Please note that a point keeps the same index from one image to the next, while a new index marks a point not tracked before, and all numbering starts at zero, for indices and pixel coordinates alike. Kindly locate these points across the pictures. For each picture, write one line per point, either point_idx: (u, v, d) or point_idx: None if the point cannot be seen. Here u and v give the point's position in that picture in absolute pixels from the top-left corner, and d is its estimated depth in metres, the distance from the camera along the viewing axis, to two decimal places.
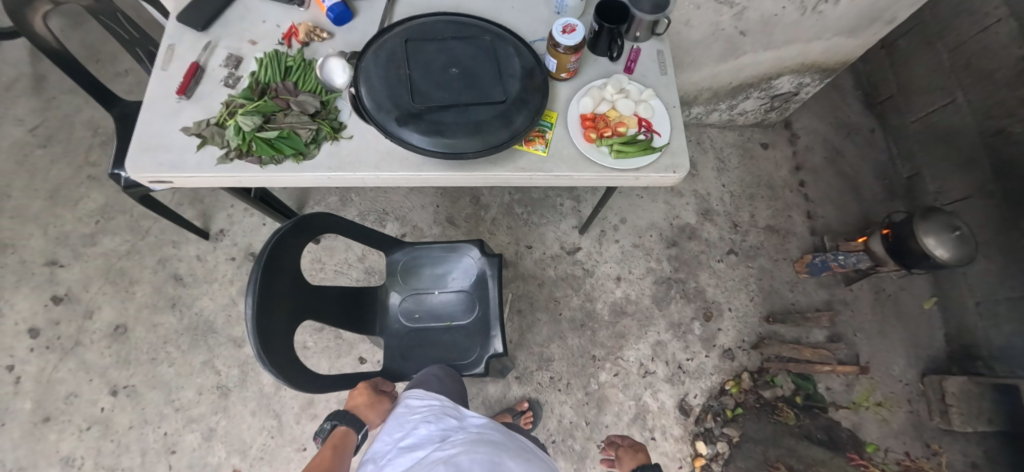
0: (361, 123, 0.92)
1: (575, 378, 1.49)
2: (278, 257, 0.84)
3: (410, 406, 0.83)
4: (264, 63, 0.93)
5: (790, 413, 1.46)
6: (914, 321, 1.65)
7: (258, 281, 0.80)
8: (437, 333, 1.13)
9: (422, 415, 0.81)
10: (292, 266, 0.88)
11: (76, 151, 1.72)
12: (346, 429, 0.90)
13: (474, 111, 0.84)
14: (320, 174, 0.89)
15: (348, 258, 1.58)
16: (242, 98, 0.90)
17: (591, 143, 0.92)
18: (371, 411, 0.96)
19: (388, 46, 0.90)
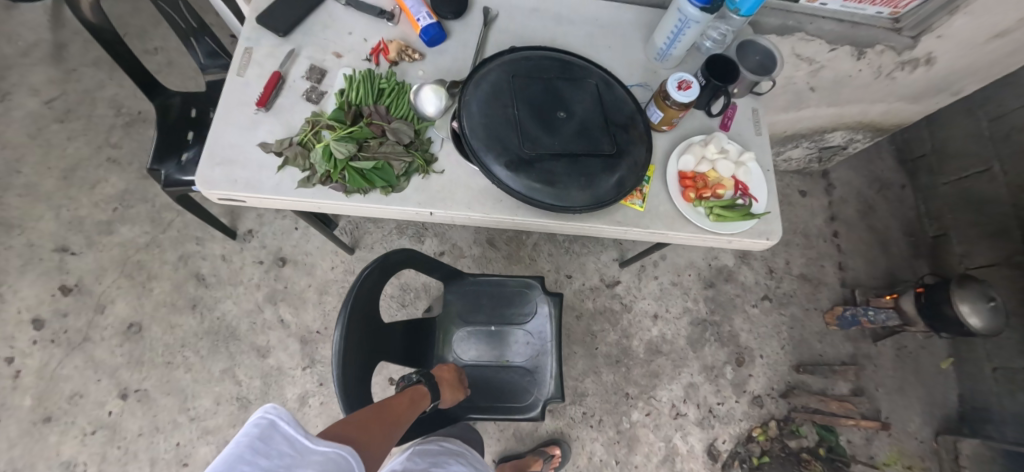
0: (453, 157, 0.88)
1: (608, 415, 1.47)
2: (360, 300, 0.79)
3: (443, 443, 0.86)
4: (356, 83, 0.88)
5: (817, 466, 1.48)
6: (933, 380, 1.68)
7: (346, 326, 0.76)
8: (492, 370, 1.10)
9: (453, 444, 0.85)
10: (371, 307, 0.83)
11: (97, 130, 1.62)
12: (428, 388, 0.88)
13: (584, 162, 0.82)
14: (409, 209, 0.85)
15: None
16: (333, 120, 0.85)
17: (689, 202, 0.90)
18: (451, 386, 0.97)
19: (492, 77, 0.85)
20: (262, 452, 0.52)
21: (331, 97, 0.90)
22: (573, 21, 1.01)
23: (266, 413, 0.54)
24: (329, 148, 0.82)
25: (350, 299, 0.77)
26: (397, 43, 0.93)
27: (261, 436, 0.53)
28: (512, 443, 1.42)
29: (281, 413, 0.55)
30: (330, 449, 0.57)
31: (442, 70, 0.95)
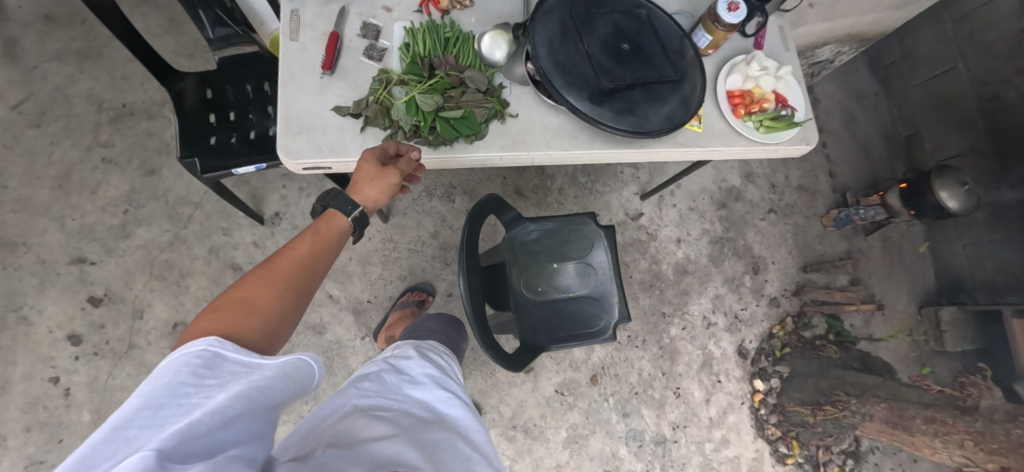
0: (524, 100, 0.92)
1: (649, 335, 1.61)
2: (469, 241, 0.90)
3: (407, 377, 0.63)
4: (422, 34, 0.88)
5: (832, 349, 1.66)
6: (911, 262, 1.92)
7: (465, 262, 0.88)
8: (561, 304, 1.18)
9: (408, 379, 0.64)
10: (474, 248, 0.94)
11: (83, 130, 1.50)
12: (336, 210, 0.69)
13: (656, 89, 0.88)
14: (494, 154, 0.89)
15: (421, 236, 1.55)
16: (409, 74, 0.85)
17: (739, 118, 0.98)
18: (377, 184, 0.75)
19: (556, 16, 0.88)
20: (213, 374, 0.44)
21: (395, 53, 0.90)
22: None
23: (206, 344, 0.45)
24: (411, 101, 0.82)
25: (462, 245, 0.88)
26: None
27: (199, 357, 0.44)
28: (568, 373, 1.54)
29: (213, 338, 0.46)
30: (291, 358, 0.51)
31: (493, 15, 0.97)
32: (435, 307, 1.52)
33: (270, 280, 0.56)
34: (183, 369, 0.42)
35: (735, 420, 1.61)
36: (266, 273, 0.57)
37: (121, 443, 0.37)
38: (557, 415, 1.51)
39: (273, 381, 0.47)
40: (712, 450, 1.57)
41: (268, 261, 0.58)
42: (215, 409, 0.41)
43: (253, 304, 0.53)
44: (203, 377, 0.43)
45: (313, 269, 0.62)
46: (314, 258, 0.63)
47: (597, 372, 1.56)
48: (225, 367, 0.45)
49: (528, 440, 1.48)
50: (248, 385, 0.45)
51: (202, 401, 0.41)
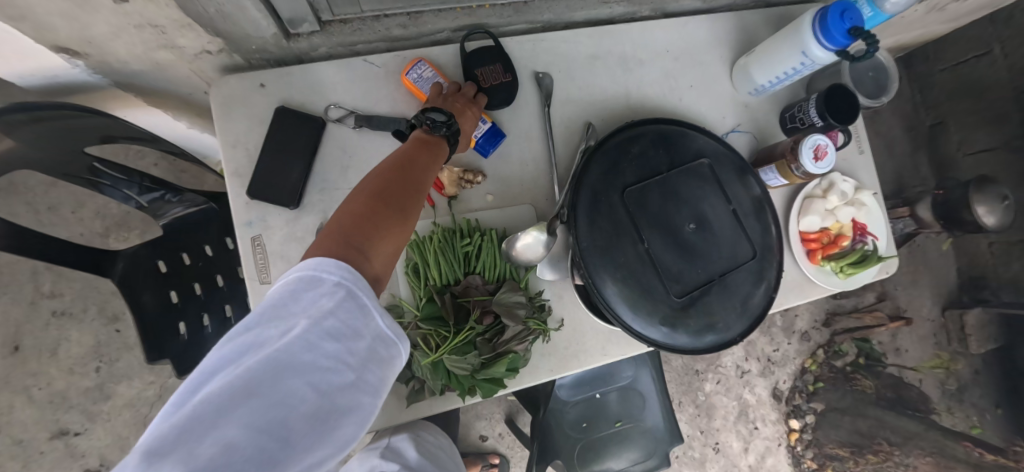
0: (567, 298, 0.76)
1: (684, 395, 1.58)
2: None
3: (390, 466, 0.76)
4: (433, 256, 0.67)
5: (868, 382, 1.62)
6: (933, 262, 1.80)
7: None
8: (609, 434, 1.11)
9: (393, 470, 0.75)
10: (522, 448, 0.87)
11: (17, 281, 1.27)
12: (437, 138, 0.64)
13: (734, 282, 0.72)
14: (543, 377, 0.75)
15: None
16: (429, 320, 0.66)
17: (816, 264, 0.83)
18: (467, 117, 0.69)
19: (604, 206, 0.69)
20: (331, 340, 0.44)
21: (402, 277, 0.71)
22: (642, 63, 0.81)
23: (337, 279, 0.47)
24: (438, 363, 0.65)
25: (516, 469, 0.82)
26: (452, 172, 0.71)
27: (331, 315, 0.45)
28: None
29: (344, 271, 0.47)
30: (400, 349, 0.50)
31: (513, 184, 0.76)
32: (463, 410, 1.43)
33: (386, 208, 0.54)
34: (309, 324, 0.43)
35: (773, 462, 1.62)
36: (385, 199, 0.55)
37: (216, 404, 0.38)
38: None
39: (372, 387, 0.46)
40: None
41: (373, 182, 0.56)
42: (308, 428, 0.41)
43: (367, 230, 0.52)
44: (325, 341, 0.44)
45: (417, 193, 0.58)
46: (418, 179, 0.59)
47: None
48: (342, 342, 0.45)
49: None
50: (350, 390, 0.44)
51: (300, 404, 0.41)
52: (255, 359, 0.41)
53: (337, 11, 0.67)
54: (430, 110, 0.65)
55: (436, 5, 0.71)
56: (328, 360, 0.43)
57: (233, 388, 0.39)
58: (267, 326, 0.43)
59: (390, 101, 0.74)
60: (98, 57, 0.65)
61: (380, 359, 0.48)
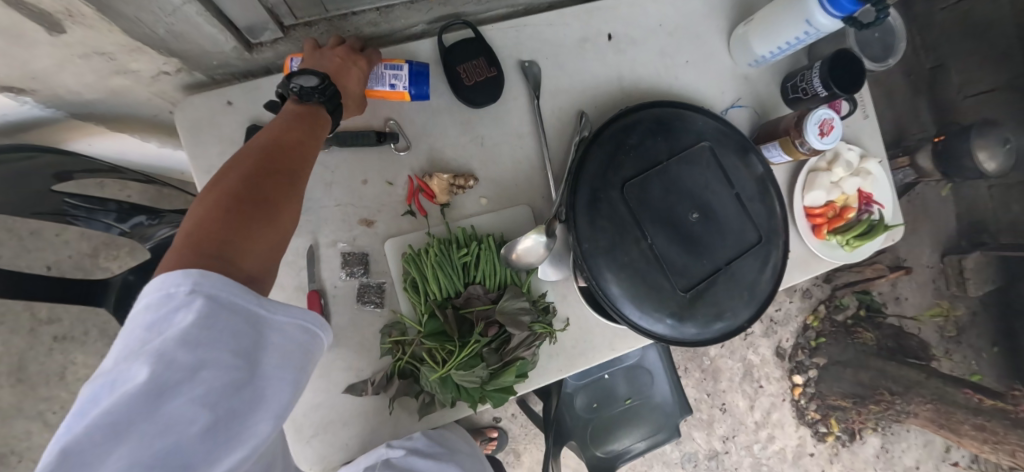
0: (571, 297, 0.74)
1: (690, 361, 1.61)
2: None
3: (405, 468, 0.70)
4: (431, 269, 0.65)
5: (869, 334, 1.63)
6: (934, 209, 1.79)
7: None
8: (620, 413, 1.12)
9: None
10: None
11: (15, 310, 1.26)
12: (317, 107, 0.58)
13: (740, 270, 0.70)
14: (552, 378, 0.74)
15: None
16: (432, 336, 0.64)
17: (822, 238, 0.81)
18: (355, 81, 0.63)
19: (603, 205, 0.66)
20: (204, 353, 0.39)
21: (400, 294, 0.68)
22: (633, 42, 0.76)
23: (190, 286, 0.40)
24: (446, 378, 0.64)
25: None
26: (442, 179, 0.68)
27: (201, 328, 0.39)
28: None
29: (210, 277, 0.41)
30: (294, 323, 0.46)
31: (507, 185, 0.73)
32: None
33: (261, 188, 0.48)
34: (172, 345, 0.38)
35: (778, 417, 1.67)
36: (259, 180, 0.48)
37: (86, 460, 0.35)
38: None
39: (274, 379, 0.44)
40: (760, 449, 1.65)
41: (240, 164, 0.48)
42: (207, 444, 0.39)
43: (246, 221, 0.45)
44: (193, 358, 0.38)
45: (299, 167, 0.52)
46: (298, 154, 0.53)
47: None
48: (219, 350, 0.40)
49: None
50: (245, 392, 0.41)
51: (185, 426, 0.38)
52: (113, 399, 0.36)
53: (299, 14, 0.63)
54: (300, 75, 0.57)
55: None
56: (211, 374, 0.39)
57: (98, 433, 0.35)
58: (125, 358, 0.38)
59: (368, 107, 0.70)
60: (48, 91, 0.61)
61: (275, 347, 0.45)
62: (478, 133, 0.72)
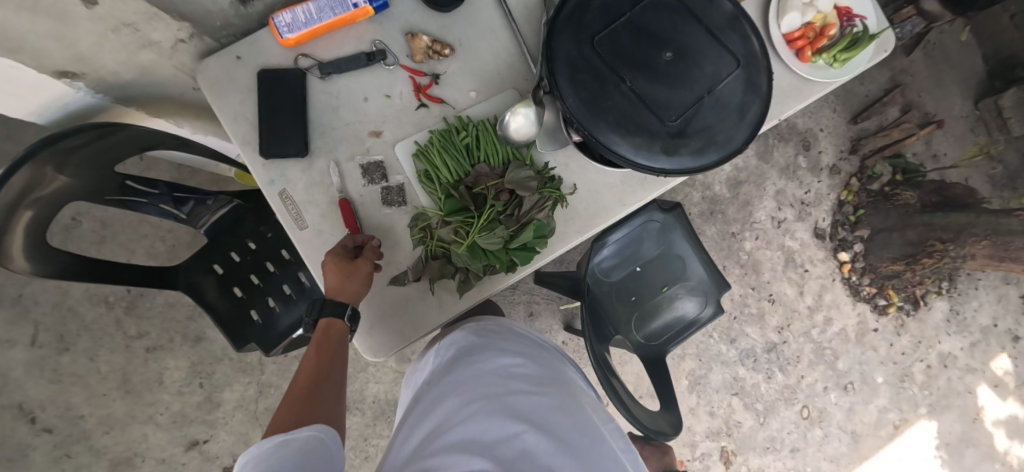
0: (573, 165, 0.79)
1: (727, 259, 1.62)
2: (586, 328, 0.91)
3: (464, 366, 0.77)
4: (439, 156, 0.72)
5: (909, 194, 1.58)
6: (957, 57, 1.72)
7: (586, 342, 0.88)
8: (659, 302, 1.16)
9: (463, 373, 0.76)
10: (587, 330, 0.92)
11: (107, 334, 1.39)
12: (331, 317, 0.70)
13: (724, 95, 0.73)
14: (571, 242, 0.79)
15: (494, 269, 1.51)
16: (453, 213, 0.71)
17: (807, 62, 0.83)
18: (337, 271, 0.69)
19: (578, 60, 0.71)
20: None
21: (418, 188, 0.75)
22: None
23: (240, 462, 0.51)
24: (474, 246, 0.71)
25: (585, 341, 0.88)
26: (421, 40, 0.75)
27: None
28: None
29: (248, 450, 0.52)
30: (309, 432, 0.55)
31: (492, 78, 0.79)
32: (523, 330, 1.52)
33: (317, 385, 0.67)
34: None
35: (832, 298, 1.65)
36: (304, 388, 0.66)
37: None
38: (673, 370, 1.57)
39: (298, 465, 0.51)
40: (820, 333, 1.64)
41: (289, 389, 0.67)
42: None
43: (309, 406, 0.63)
44: None
45: (328, 370, 0.69)
46: (331, 367, 0.70)
47: None
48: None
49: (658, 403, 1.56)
50: None
51: None
52: None
53: None
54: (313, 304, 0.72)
55: None
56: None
57: None
58: None
59: (354, 34, 0.77)
60: (95, 74, 0.72)
61: (299, 449, 0.53)
62: (456, 37, 0.78)
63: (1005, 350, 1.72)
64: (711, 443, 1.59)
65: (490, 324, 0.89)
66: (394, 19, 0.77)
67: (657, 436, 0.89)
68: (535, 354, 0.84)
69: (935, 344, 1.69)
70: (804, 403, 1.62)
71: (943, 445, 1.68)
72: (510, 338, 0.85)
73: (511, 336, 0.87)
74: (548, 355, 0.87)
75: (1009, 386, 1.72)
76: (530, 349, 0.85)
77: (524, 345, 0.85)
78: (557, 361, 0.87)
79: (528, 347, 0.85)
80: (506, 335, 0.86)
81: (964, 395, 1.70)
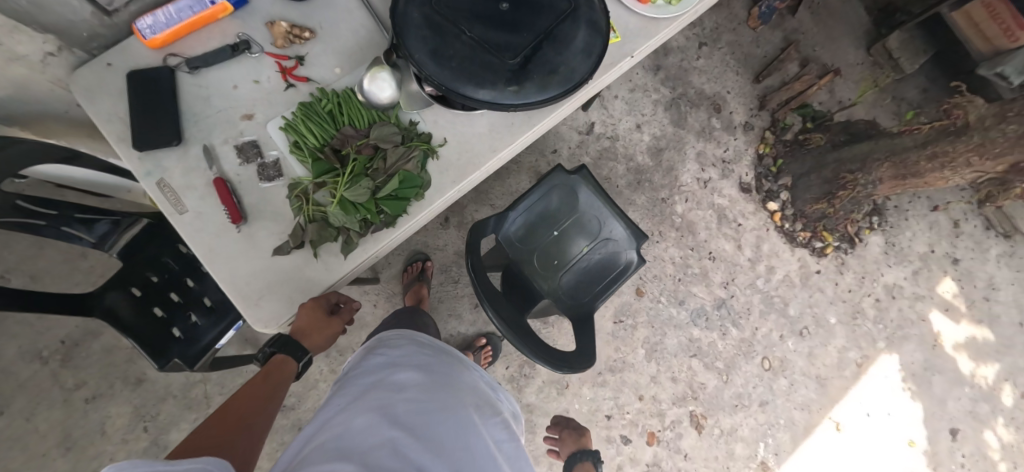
0: (442, 121, 0.84)
1: (661, 224, 1.63)
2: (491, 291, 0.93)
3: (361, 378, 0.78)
4: (303, 125, 0.76)
5: (818, 136, 1.63)
6: (841, 10, 1.83)
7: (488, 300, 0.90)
8: (581, 262, 1.16)
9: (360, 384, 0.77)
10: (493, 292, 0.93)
11: (43, 388, 1.36)
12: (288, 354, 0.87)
13: (562, 32, 0.79)
14: (449, 193, 0.83)
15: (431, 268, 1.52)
16: (321, 174, 0.75)
17: (646, 4, 0.90)
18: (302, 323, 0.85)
19: (419, 18, 0.76)
20: None
21: (292, 160, 0.79)
22: None
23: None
24: (345, 202, 0.74)
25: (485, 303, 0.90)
26: (279, 26, 0.81)
27: None
28: (616, 301, 1.57)
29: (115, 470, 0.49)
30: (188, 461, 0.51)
31: (354, 54, 0.84)
32: (471, 322, 1.52)
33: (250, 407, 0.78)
34: None
35: (770, 247, 1.68)
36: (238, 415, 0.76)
37: None
38: (627, 341, 1.56)
39: None
40: (765, 283, 1.66)
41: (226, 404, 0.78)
42: None
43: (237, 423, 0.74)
44: None
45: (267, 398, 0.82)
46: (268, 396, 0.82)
47: (639, 284, 1.59)
48: None
49: (617, 376, 1.54)
50: None
51: None
52: None
53: None
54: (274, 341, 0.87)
55: None
56: None
57: None
58: None
59: (218, 31, 0.82)
60: None
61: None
62: (315, 22, 0.84)
63: (948, 274, 1.76)
64: (679, 409, 1.56)
65: (383, 338, 0.89)
66: (255, 13, 0.83)
67: (560, 367, 0.90)
68: (427, 357, 0.84)
69: (879, 277, 1.72)
70: (763, 354, 1.62)
71: (909, 376, 1.69)
72: (402, 346, 0.86)
73: (404, 344, 0.87)
74: (441, 357, 0.87)
75: (960, 308, 1.75)
76: (423, 353, 0.85)
77: (417, 350, 0.86)
78: (450, 362, 0.87)
79: (421, 352, 0.85)
80: (398, 344, 0.86)
81: (918, 323, 1.72)
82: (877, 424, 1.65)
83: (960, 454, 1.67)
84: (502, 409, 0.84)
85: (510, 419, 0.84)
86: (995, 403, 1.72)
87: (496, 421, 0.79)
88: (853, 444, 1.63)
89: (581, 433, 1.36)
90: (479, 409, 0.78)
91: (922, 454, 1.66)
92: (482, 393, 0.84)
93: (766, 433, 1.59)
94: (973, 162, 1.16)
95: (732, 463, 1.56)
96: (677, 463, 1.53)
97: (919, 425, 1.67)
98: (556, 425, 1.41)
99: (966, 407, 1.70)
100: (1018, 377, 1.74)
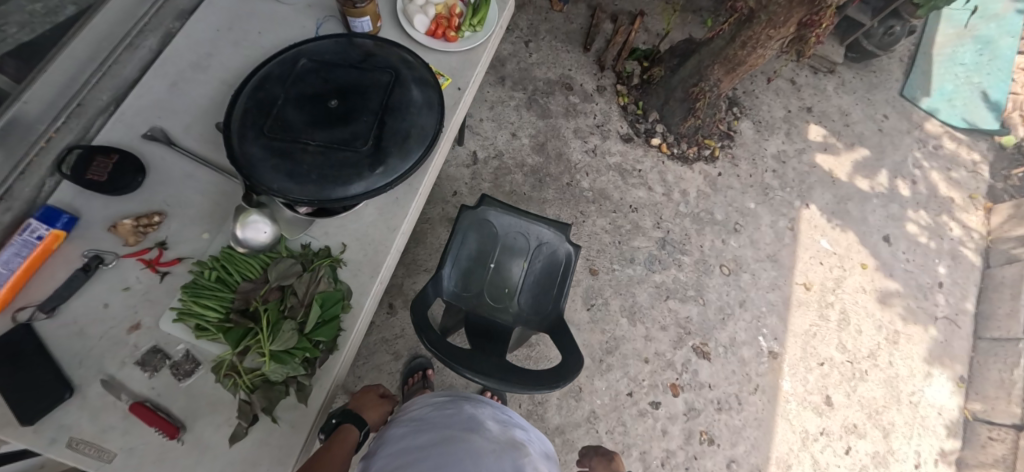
0: (332, 229, 0.82)
1: (578, 203, 1.69)
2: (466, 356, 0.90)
3: (395, 440, 0.89)
4: (198, 304, 0.71)
5: (657, 69, 1.83)
6: None
7: (468, 367, 0.86)
8: (527, 275, 1.17)
9: (395, 446, 0.87)
10: (475, 359, 0.89)
11: None
12: (348, 427, 0.88)
13: (394, 100, 0.81)
14: (373, 288, 0.80)
15: (399, 358, 1.44)
16: (241, 339, 0.69)
17: (456, 39, 0.95)
18: (370, 405, 0.97)
19: (259, 151, 0.75)
20: None
21: (205, 343, 0.74)
22: (209, 55, 0.89)
23: None
24: (277, 354, 0.68)
25: (466, 371, 0.85)
26: (124, 224, 0.76)
27: None
28: (578, 291, 1.61)
29: None
30: None
31: (214, 212, 0.81)
32: (465, 385, 1.48)
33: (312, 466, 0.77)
34: None
35: (674, 174, 1.80)
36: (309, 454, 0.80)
37: None
38: (607, 319, 1.60)
39: None
40: (687, 205, 1.77)
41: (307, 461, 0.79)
42: None
43: None
44: None
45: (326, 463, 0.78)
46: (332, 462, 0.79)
47: (589, 264, 1.64)
48: None
49: (616, 354, 1.57)
50: None
51: None
52: None
53: None
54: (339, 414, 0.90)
55: (11, 173, 0.76)
56: None
57: None
58: None
59: (59, 262, 0.75)
60: None
61: None
62: (159, 201, 0.79)
63: (811, 122, 2.01)
64: (682, 350, 1.61)
65: (418, 402, 0.99)
66: (91, 224, 0.77)
67: (558, 384, 0.88)
68: (452, 412, 0.93)
69: (766, 152, 1.91)
70: (719, 263, 1.73)
71: (831, 214, 1.89)
72: (432, 407, 0.96)
73: (433, 403, 0.97)
74: (465, 408, 0.95)
75: (834, 144, 1.99)
76: (447, 410, 0.94)
77: (443, 408, 0.95)
78: (474, 409, 0.96)
79: (446, 409, 0.95)
80: (429, 403, 0.97)
81: (813, 172, 1.93)
82: (832, 266, 1.82)
83: (901, 253, 1.89)
84: (527, 450, 0.91)
85: (536, 460, 0.90)
86: (899, 199, 1.97)
87: (519, 463, 0.86)
88: (826, 293, 1.78)
89: (609, 457, 1.23)
90: (502, 457, 0.86)
91: (877, 270, 1.85)
92: (507, 437, 0.92)
93: (759, 327, 1.69)
94: (772, 35, 1.37)
95: (748, 369, 1.64)
96: (706, 396, 1.58)
97: (860, 249, 1.87)
98: (584, 459, 1.25)
99: (884, 214, 1.93)
100: (902, 171, 2.01)
